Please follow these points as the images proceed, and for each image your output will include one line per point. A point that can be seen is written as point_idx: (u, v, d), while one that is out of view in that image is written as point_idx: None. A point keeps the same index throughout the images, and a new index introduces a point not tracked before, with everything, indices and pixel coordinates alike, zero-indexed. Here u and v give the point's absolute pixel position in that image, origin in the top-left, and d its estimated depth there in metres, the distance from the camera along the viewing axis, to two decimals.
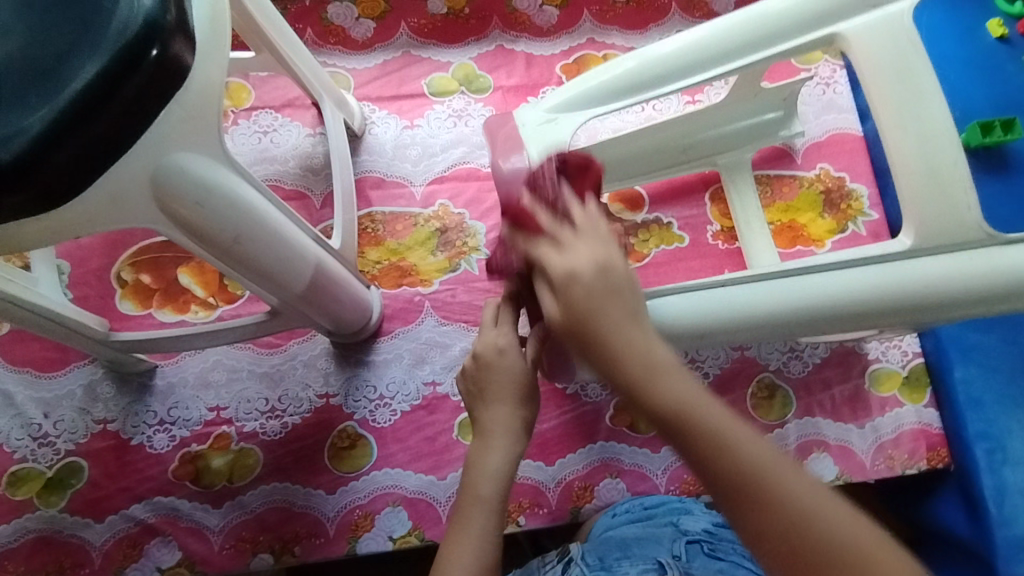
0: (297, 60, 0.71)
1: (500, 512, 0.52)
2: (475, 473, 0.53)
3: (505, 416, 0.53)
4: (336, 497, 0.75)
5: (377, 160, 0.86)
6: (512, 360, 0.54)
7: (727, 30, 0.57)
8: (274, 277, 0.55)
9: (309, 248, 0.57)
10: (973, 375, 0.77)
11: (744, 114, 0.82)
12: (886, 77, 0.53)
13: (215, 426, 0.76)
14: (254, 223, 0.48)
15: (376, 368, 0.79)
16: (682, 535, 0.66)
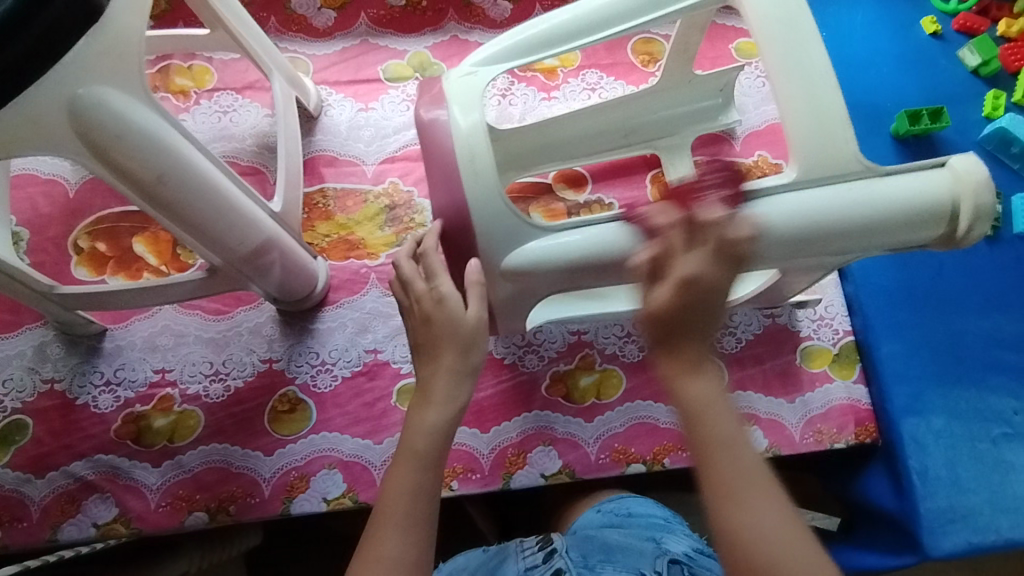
0: (246, 32, 0.74)
1: (433, 467, 0.55)
2: (412, 427, 0.56)
3: (443, 367, 0.56)
4: (273, 458, 0.77)
5: (331, 140, 0.89)
6: (448, 311, 0.56)
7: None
8: (204, 228, 0.58)
9: (246, 204, 0.61)
10: (897, 350, 0.80)
11: (681, 100, 0.86)
12: (777, 28, 0.54)
13: (159, 388, 0.78)
14: (178, 166, 0.52)
15: (319, 335, 0.81)
16: (664, 553, 0.66)
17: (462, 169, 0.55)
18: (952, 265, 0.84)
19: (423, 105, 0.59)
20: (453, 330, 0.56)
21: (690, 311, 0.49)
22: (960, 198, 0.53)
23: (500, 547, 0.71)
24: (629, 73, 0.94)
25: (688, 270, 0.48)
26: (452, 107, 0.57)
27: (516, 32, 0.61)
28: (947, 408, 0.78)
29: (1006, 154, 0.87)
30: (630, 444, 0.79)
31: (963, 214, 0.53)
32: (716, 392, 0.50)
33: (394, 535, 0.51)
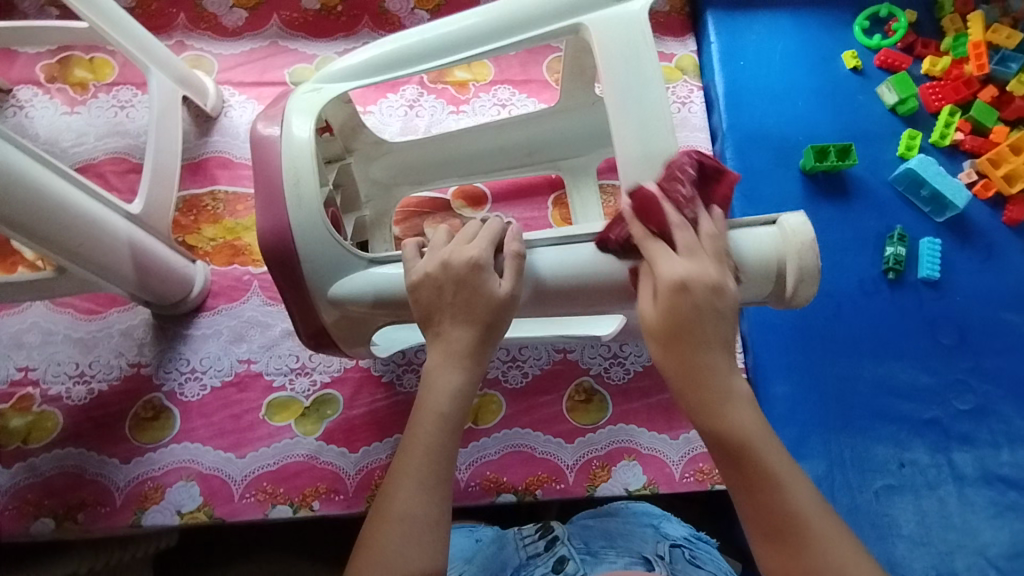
0: (111, 28, 0.73)
1: (455, 430, 0.52)
2: (433, 389, 0.53)
3: (459, 337, 0.53)
4: (129, 467, 0.74)
5: (229, 142, 0.87)
6: (484, 288, 0.54)
7: (494, 15, 0.60)
8: (27, 227, 0.59)
9: (79, 203, 0.62)
10: (785, 394, 0.78)
11: (583, 121, 0.82)
12: (616, 62, 0.56)
13: (21, 387, 0.76)
14: None
15: (193, 342, 0.79)
16: (663, 538, 0.68)
17: (288, 187, 0.58)
18: (850, 307, 0.82)
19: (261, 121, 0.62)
20: (485, 305, 0.53)
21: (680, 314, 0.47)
22: (785, 257, 0.53)
23: (500, 538, 0.71)
24: (542, 91, 0.92)
25: (673, 273, 0.47)
26: (290, 121, 0.60)
27: (377, 46, 0.62)
28: (829, 454, 0.76)
29: (916, 197, 0.86)
30: (502, 473, 0.77)
31: (789, 273, 0.54)
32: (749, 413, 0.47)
33: (412, 491, 0.49)
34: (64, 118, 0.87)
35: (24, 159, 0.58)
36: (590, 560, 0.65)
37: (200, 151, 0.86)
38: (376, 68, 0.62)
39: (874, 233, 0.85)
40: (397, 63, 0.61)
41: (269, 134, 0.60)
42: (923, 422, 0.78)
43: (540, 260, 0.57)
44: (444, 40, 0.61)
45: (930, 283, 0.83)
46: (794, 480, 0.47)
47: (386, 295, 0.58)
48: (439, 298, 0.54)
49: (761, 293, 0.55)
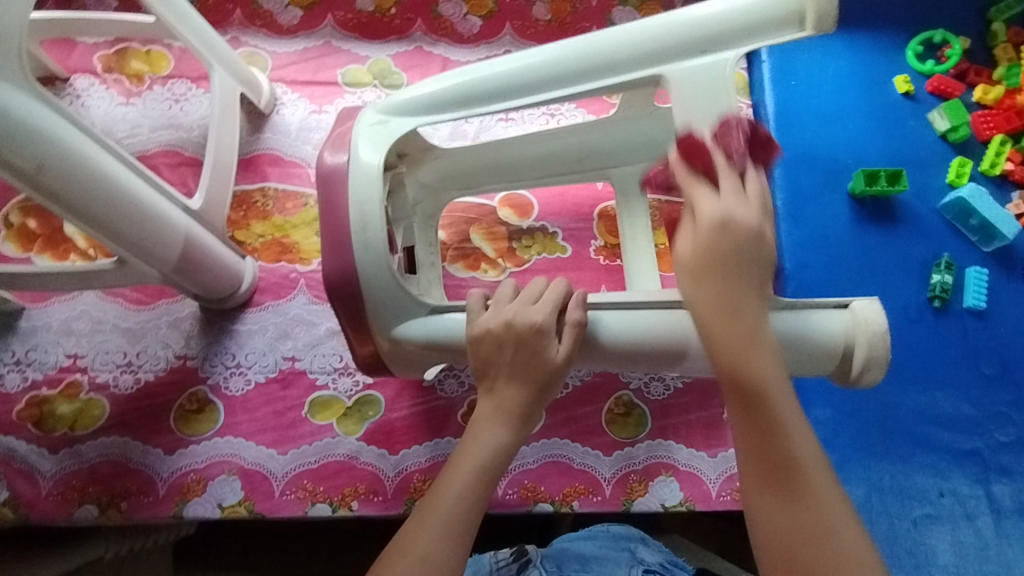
0: (181, 25, 0.74)
1: (493, 483, 0.53)
2: (475, 439, 0.54)
3: (512, 397, 0.55)
4: (172, 458, 0.75)
5: (280, 139, 0.88)
6: (544, 356, 0.55)
7: (571, 55, 0.60)
8: (94, 216, 0.60)
9: (145, 196, 0.63)
10: (825, 417, 0.78)
11: (638, 131, 0.81)
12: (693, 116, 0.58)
13: (69, 373, 0.78)
14: (57, 154, 0.55)
15: (239, 337, 0.80)
16: (639, 563, 0.64)
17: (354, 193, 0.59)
18: (895, 334, 0.82)
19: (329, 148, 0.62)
20: (539, 370, 0.55)
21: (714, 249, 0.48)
22: (853, 341, 0.57)
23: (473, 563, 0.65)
24: (591, 102, 0.92)
25: (717, 211, 0.49)
26: (357, 149, 0.61)
27: (444, 78, 0.63)
28: (868, 481, 0.76)
29: (965, 226, 0.85)
30: (540, 483, 0.77)
31: (856, 354, 0.57)
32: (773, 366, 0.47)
33: (431, 534, 0.49)
34: (119, 109, 0.88)
35: (96, 149, 0.58)
36: None
37: (251, 148, 0.87)
38: (442, 101, 0.62)
39: (920, 261, 0.84)
40: (464, 97, 0.62)
41: (336, 161, 0.61)
42: (964, 453, 0.78)
43: (608, 320, 0.58)
44: (515, 78, 0.61)
45: (976, 313, 0.82)
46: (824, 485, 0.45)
47: (448, 343, 0.60)
48: (498, 355, 0.55)
49: (827, 369, 0.58)
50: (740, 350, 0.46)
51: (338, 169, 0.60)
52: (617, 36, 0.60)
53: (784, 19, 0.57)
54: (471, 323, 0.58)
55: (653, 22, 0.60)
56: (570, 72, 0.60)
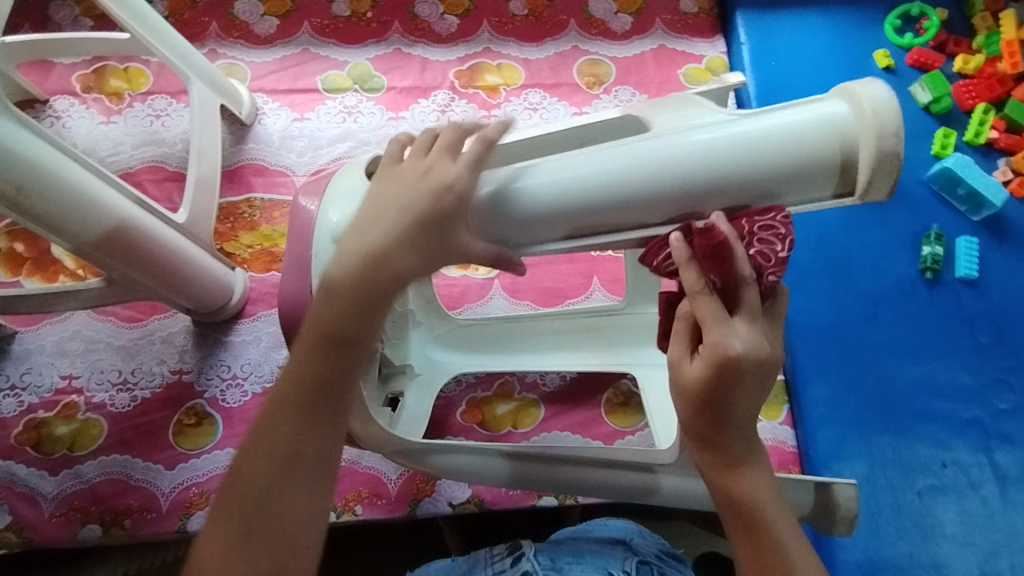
0: (155, 40, 0.74)
1: (336, 387, 0.47)
2: (337, 326, 0.47)
3: (398, 263, 0.47)
4: (173, 473, 0.75)
5: (263, 149, 0.88)
6: (497, 471, 0.67)
7: (618, 177, 0.48)
8: (79, 238, 0.60)
9: (129, 214, 0.63)
10: (824, 395, 0.78)
11: None
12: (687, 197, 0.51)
13: (65, 394, 0.78)
14: (36, 177, 0.55)
15: (233, 348, 0.80)
16: (634, 554, 0.64)
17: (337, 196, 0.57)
18: (889, 308, 0.81)
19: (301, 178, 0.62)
20: (339, 322, 0.47)
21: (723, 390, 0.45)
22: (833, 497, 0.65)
23: (466, 558, 0.65)
24: (573, 94, 0.92)
25: (738, 349, 0.44)
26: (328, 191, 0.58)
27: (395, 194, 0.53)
28: (871, 456, 0.76)
29: (953, 196, 0.85)
30: None
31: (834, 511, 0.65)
32: (764, 481, 0.49)
33: (272, 456, 0.46)
34: (100, 128, 0.88)
35: (78, 170, 0.58)
36: None
37: (235, 159, 0.87)
38: None
39: (911, 233, 0.84)
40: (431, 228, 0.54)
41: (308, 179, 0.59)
42: (964, 422, 0.78)
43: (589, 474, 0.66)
44: (550, 200, 0.49)
45: (968, 282, 0.82)
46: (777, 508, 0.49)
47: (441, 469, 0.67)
48: (409, 190, 0.49)
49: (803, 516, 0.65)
50: (720, 397, 0.46)
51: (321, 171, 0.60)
52: (624, 162, 0.48)
53: (827, 165, 0.45)
54: (456, 449, 0.67)
55: (720, 136, 0.46)
56: (562, 210, 0.49)
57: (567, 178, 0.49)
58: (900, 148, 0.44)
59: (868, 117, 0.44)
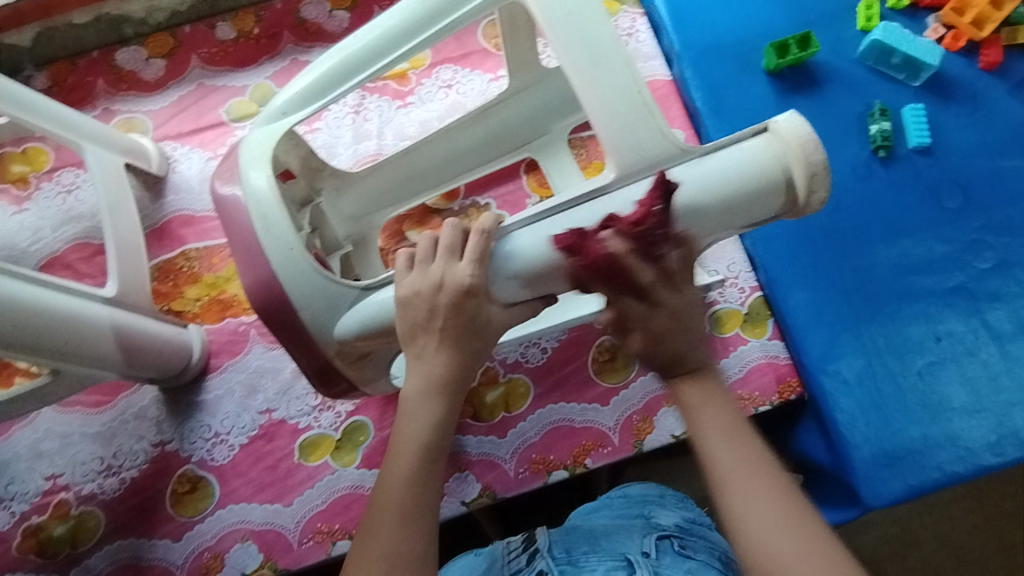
0: (32, 116, 0.69)
1: (439, 460, 0.50)
2: (409, 418, 0.50)
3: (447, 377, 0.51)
4: (182, 543, 0.73)
5: (185, 198, 0.84)
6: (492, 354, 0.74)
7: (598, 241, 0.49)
8: (7, 342, 0.56)
9: (48, 302, 0.59)
10: (804, 300, 0.76)
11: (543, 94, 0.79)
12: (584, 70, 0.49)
13: (54, 494, 0.76)
14: None
15: (209, 406, 0.78)
16: (654, 529, 0.63)
17: (259, 236, 0.52)
18: (846, 195, 0.79)
19: (221, 180, 0.55)
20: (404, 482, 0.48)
21: (694, 334, 0.48)
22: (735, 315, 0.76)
23: (488, 553, 0.68)
24: (484, 60, 0.89)
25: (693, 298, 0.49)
26: (247, 177, 0.53)
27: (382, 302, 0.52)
28: (863, 348, 0.75)
29: (888, 66, 0.83)
30: (548, 452, 0.76)
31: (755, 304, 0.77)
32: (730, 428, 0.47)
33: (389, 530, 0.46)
34: (14, 218, 0.84)
35: None
36: (571, 570, 0.60)
37: (160, 215, 0.84)
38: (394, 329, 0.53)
39: (854, 115, 0.82)
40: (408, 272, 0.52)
41: (230, 194, 0.54)
42: (948, 292, 0.76)
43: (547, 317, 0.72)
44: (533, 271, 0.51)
45: (923, 150, 0.80)
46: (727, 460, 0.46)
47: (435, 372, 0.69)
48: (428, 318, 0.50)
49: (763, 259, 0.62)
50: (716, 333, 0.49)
51: (235, 212, 0.53)
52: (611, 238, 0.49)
53: (779, 190, 0.48)
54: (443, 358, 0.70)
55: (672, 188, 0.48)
56: (568, 279, 0.51)
57: (566, 257, 0.50)
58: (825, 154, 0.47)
59: (812, 148, 0.47)
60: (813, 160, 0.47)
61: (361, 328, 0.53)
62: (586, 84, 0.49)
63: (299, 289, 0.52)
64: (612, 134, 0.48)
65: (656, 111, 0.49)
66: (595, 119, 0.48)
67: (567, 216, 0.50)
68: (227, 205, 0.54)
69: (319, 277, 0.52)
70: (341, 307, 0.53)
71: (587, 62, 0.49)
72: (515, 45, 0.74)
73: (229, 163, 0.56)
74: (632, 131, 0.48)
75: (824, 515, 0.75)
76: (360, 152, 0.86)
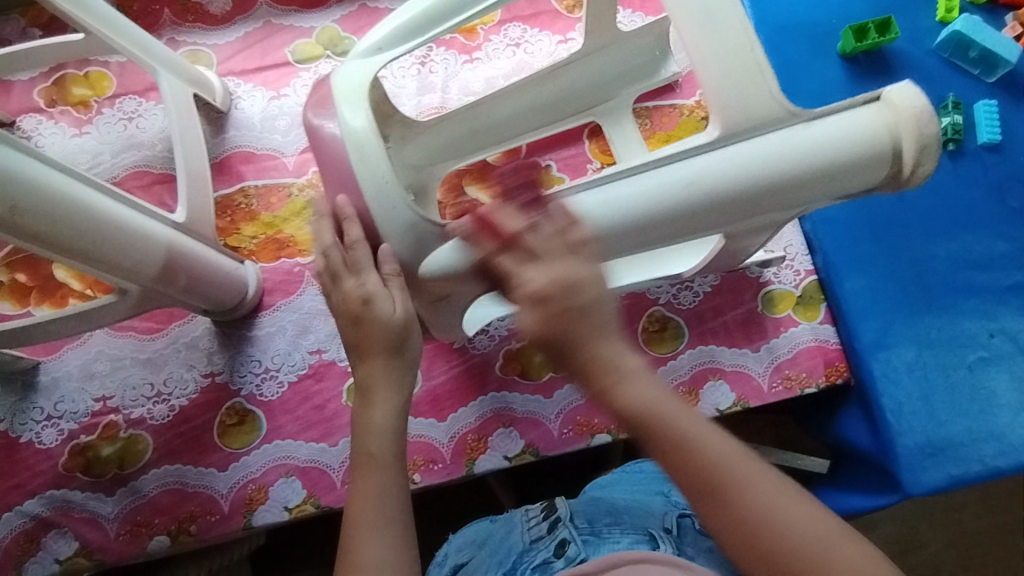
0: (114, 34, 0.69)
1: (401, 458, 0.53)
2: (370, 424, 0.53)
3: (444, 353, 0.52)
4: (228, 474, 0.75)
5: (246, 135, 0.84)
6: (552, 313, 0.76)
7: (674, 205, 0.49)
8: (88, 255, 0.56)
9: (132, 219, 0.59)
10: (860, 287, 0.77)
11: (616, 59, 0.79)
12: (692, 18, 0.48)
13: (103, 416, 0.77)
14: (31, 193, 0.50)
15: (260, 342, 0.78)
16: (674, 507, 0.64)
17: (352, 164, 0.52)
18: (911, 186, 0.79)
19: (311, 109, 0.55)
20: (391, 444, 0.52)
21: (559, 327, 0.44)
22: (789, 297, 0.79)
23: (506, 521, 0.67)
24: (554, 22, 0.88)
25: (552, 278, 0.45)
26: (342, 110, 0.52)
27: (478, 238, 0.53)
28: (916, 339, 0.75)
29: (964, 60, 0.82)
30: (593, 415, 0.77)
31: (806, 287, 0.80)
32: (652, 389, 0.45)
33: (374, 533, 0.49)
34: (74, 141, 0.84)
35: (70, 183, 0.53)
36: (594, 541, 0.59)
37: (220, 150, 0.84)
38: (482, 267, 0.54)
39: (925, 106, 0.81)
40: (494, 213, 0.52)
41: (323, 125, 0.53)
42: (1006, 290, 0.76)
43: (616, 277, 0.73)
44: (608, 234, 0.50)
45: (991, 148, 0.80)
46: (701, 441, 0.44)
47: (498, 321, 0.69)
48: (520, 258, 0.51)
49: None
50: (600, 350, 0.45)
51: (326, 141, 0.53)
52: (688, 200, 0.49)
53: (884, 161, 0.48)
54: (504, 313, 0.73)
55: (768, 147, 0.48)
56: (671, 228, 0.51)
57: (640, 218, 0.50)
58: (935, 128, 0.47)
59: (926, 121, 0.47)
60: (927, 132, 0.47)
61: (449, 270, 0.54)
62: (696, 39, 0.48)
63: (390, 221, 0.53)
64: (721, 92, 0.48)
65: (766, 71, 0.48)
66: (706, 74, 0.48)
67: (673, 169, 0.49)
68: (319, 136, 0.54)
69: (413, 213, 0.53)
70: (431, 239, 0.54)
71: (699, 15, 0.48)
72: (595, 9, 0.71)
73: (319, 94, 0.55)
74: (742, 88, 0.48)
75: (857, 500, 0.76)
76: (424, 103, 0.86)
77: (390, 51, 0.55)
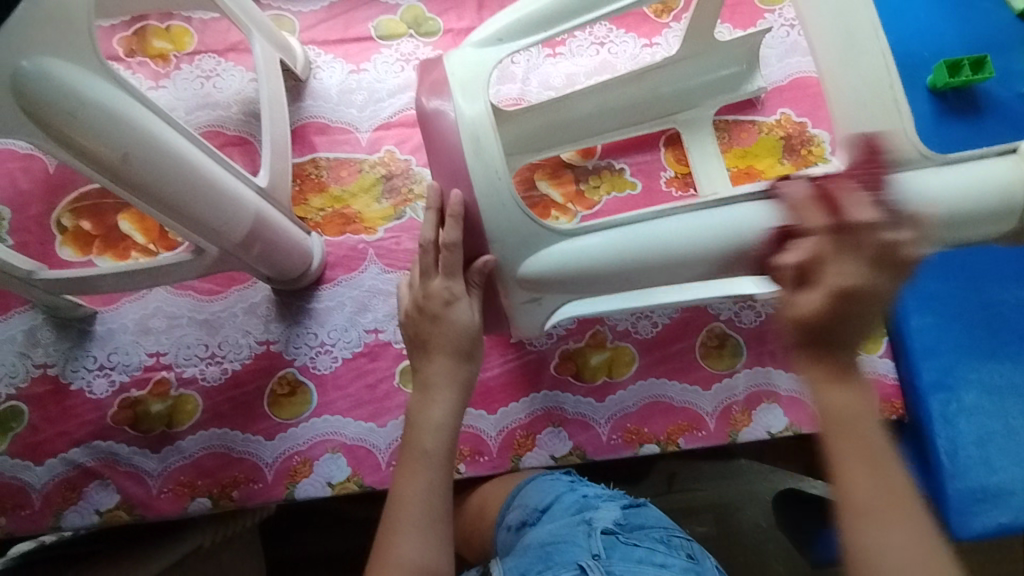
0: None
1: (445, 461, 0.57)
2: (422, 424, 0.57)
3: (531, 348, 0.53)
4: (274, 443, 0.74)
5: (322, 106, 0.83)
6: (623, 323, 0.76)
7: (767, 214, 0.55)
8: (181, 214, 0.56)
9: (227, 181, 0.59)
10: (928, 324, 0.76)
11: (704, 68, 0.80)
12: (831, 41, 0.55)
13: (155, 371, 0.76)
14: (141, 143, 0.50)
15: (318, 315, 0.78)
16: (596, 530, 0.62)
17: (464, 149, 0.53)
18: None
19: (424, 93, 0.57)
20: (444, 441, 0.57)
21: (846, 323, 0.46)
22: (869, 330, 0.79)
23: None
24: (641, 25, 0.87)
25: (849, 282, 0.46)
26: (459, 95, 0.54)
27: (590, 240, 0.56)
28: (981, 384, 0.75)
29: None
30: (644, 425, 0.76)
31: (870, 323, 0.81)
32: (866, 403, 0.47)
33: (416, 540, 0.53)
34: (150, 93, 0.83)
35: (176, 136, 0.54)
36: None
37: (294, 118, 0.83)
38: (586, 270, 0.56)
39: None
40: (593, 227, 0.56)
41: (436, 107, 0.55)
42: None
43: None
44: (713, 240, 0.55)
45: None
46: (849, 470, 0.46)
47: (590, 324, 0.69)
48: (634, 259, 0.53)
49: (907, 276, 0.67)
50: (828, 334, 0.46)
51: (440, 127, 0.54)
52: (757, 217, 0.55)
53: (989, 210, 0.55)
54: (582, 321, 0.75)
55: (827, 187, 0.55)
56: (688, 266, 0.56)
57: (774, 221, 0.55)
58: None
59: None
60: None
61: (552, 268, 0.56)
62: (832, 60, 0.55)
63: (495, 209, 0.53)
64: (851, 113, 0.54)
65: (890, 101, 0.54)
66: (839, 91, 0.54)
67: None
68: (432, 117, 0.55)
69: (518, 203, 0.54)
70: (535, 239, 0.55)
71: (840, 48, 0.55)
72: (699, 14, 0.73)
73: (431, 79, 0.57)
74: (870, 110, 0.54)
75: None
76: (502, 93, 0.85)
77: (511, 40, 0.56)
